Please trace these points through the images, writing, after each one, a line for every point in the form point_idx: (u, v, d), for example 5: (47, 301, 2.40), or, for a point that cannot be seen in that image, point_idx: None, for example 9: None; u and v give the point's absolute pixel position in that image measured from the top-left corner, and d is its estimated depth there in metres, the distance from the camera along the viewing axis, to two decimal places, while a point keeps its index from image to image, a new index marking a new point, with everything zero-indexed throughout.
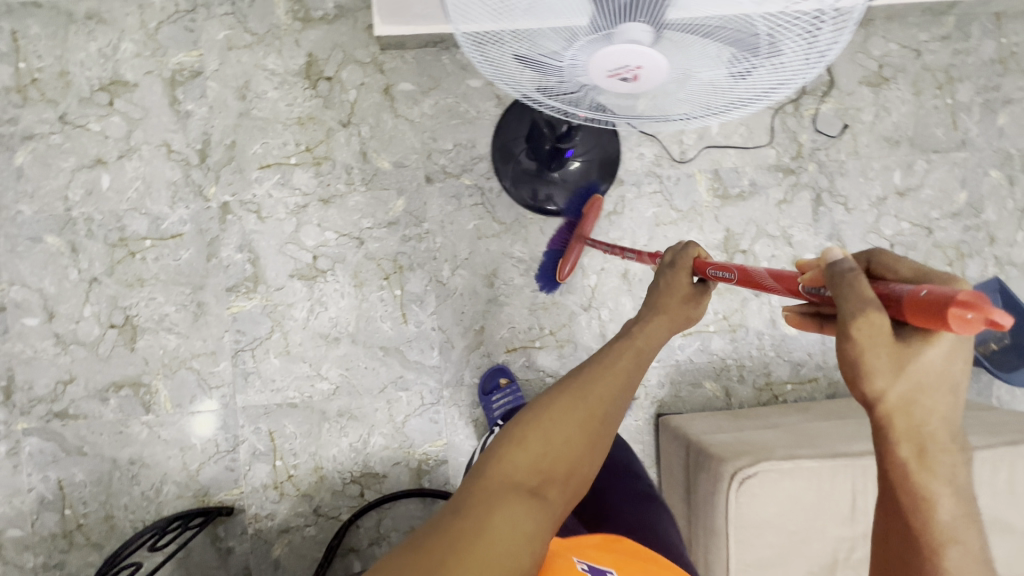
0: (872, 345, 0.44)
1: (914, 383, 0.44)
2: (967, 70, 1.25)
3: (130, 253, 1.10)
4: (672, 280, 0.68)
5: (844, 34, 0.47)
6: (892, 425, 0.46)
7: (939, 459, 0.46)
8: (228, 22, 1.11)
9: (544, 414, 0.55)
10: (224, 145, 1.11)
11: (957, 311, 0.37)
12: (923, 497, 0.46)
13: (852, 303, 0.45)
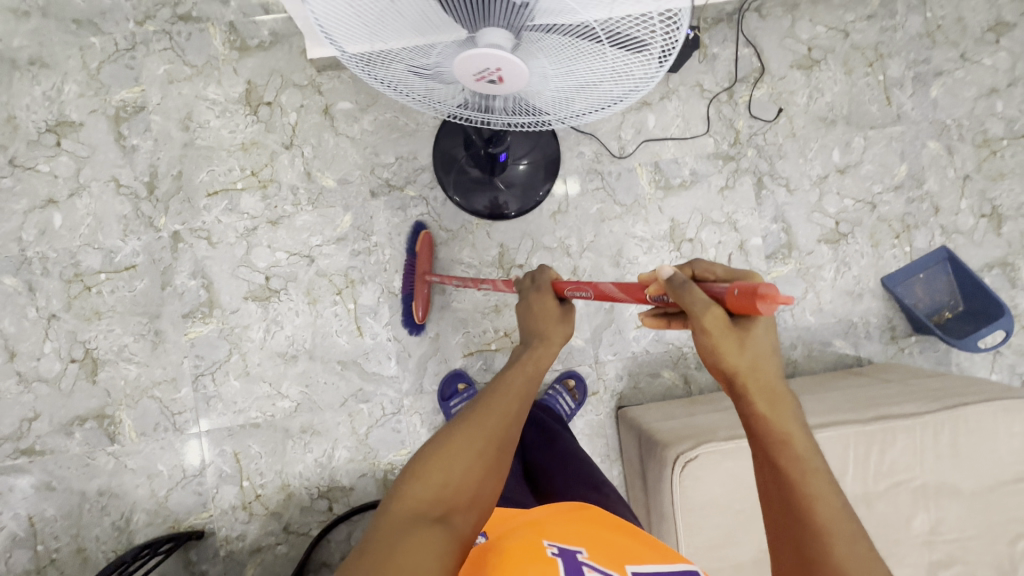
0: (715, 328, 0.51)
1: (753, 355, 0.52)
2: (896, 46, 1.28)
3: (86, 288, 1.13)
4: (539, 302, 0.71)
5: (680, 31, 0.49)
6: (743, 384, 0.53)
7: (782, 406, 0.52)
8: (167, 56, 1.14)
9: (445, 443, 0.56)
10: (171, 175, 1.14)
11: (762, 297, 0.47)
12: (783, 440, 0.51)
13: (693, 305, 0.52)
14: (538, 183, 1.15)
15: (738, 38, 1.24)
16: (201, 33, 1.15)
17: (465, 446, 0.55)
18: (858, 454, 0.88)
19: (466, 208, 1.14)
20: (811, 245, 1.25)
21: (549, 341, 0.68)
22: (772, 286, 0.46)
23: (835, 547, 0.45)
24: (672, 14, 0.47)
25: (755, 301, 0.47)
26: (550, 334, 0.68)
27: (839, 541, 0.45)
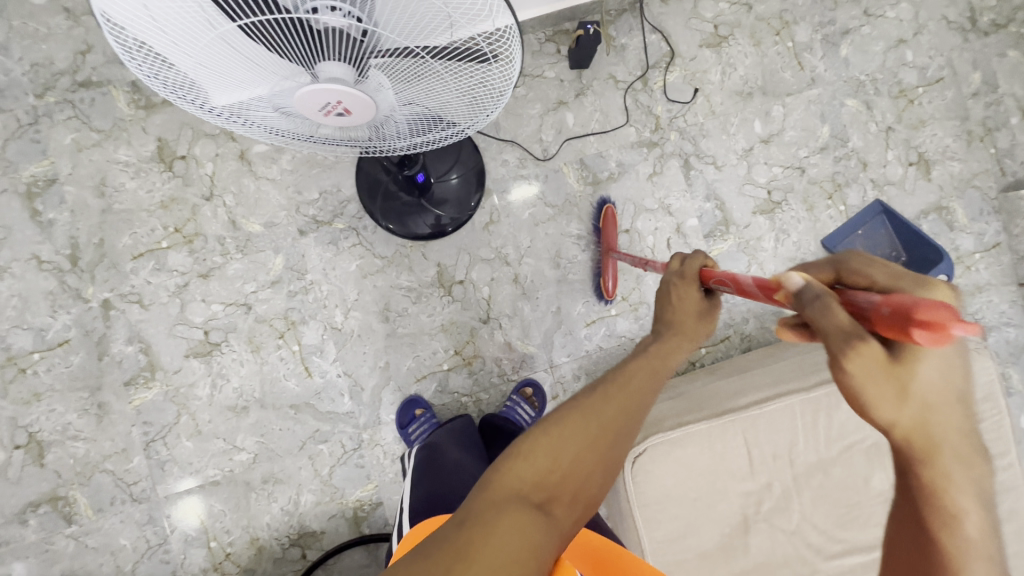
0: (865, 370, 0.38)
1: (921, 402, 0.39)
2: (800, 11, 1.29)
3: (21, 370, 1.10)
4: (682, 293, 0.61)
5: (516, 47, 0.53)
6: (910, 447, 0.39)
7: (964, 473, 0.39)
8: (74, 125, 1.13)
9: (575, 414, 0.48)
10: (93, 244, 1.12)
11: (933, 334, 0.34)
12: (952, 518, 0.38)
13: (828, 328, 0.39)
14: (469, 195, 1.15)
15: (644, 26, 1.24)
16: (104, 97, 1.13)
17: (587, 434, 0.46)
18: (806, 423, 0.87)
19: (401, 234, 1.13)
20: (747, 218, 1.25)
21: (683, 337, 0.57)
22: (943, 311, 0.33)
23: None
24: (505, 33, 0.51)
25: (915, 334, 0.35)
26: (684, 324, 0.59)
27: None
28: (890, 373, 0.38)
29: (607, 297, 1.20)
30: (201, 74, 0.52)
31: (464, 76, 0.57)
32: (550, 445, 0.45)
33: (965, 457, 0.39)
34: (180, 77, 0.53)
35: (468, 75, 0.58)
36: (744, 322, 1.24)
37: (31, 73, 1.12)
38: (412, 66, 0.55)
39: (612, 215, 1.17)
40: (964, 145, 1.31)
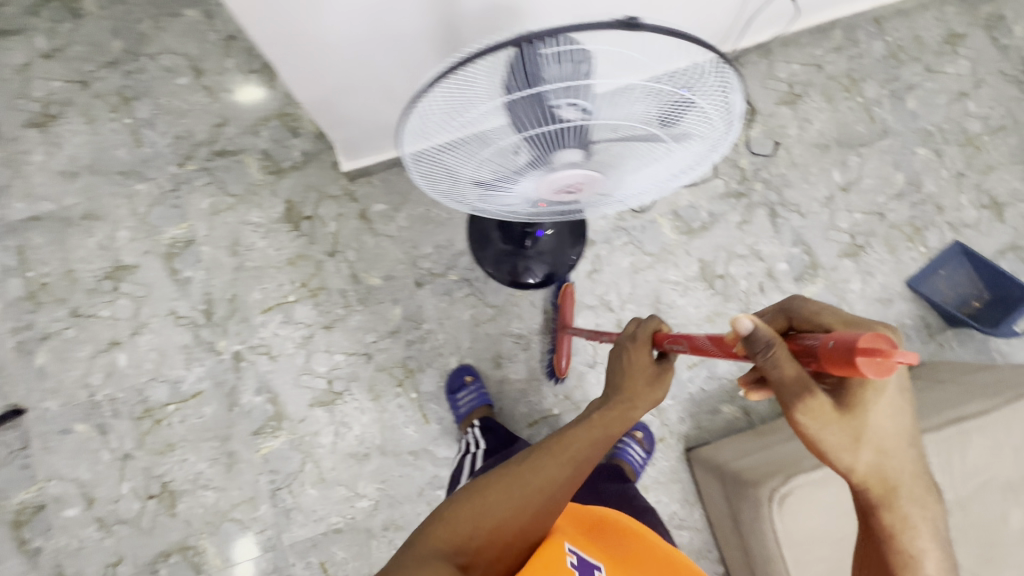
0: (821, 417, 0.47)
1: (871, 444, 0.50)
2: (867, 70, 1.39)
3: (156, 421, 1.15)
4: (633, 359, 0.67)
5: (736, 105, 0.57)
6: (869, 489, 0.52)
7: (905, 495, 0.53)
8: (210, 190, 1.22)
9: (501, 481, 0.57)
10: (226, 299, 1.19)
11: (867, 362, 0.38)
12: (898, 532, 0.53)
13: (782, 377, 0.45)
14: (564, 251, 1.16)
15: None
16: (238, 164, 1.23)
17: (509, 500, 0.56)
18: (941, 460, 0.89)
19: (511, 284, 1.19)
20: (834, 261, 1.31)
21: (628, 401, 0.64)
22: (879, 341, 0.38)
23: None
24: (729, 94, 0.55)
25: (856, 361, 0.38)
26: (633, 390, 0.65)
27: None
28: (842, 425, 0.48)
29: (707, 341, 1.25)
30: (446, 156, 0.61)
31: (679, 147, 0.62)
32: (474, 508, 0.55)
33: (915, 493, 0.53)
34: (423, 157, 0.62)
35: (684, 143, 0.62)
36: None
37: (174, 144, 1.23)
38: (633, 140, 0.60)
39: (569, 292, 1.17)
40: None
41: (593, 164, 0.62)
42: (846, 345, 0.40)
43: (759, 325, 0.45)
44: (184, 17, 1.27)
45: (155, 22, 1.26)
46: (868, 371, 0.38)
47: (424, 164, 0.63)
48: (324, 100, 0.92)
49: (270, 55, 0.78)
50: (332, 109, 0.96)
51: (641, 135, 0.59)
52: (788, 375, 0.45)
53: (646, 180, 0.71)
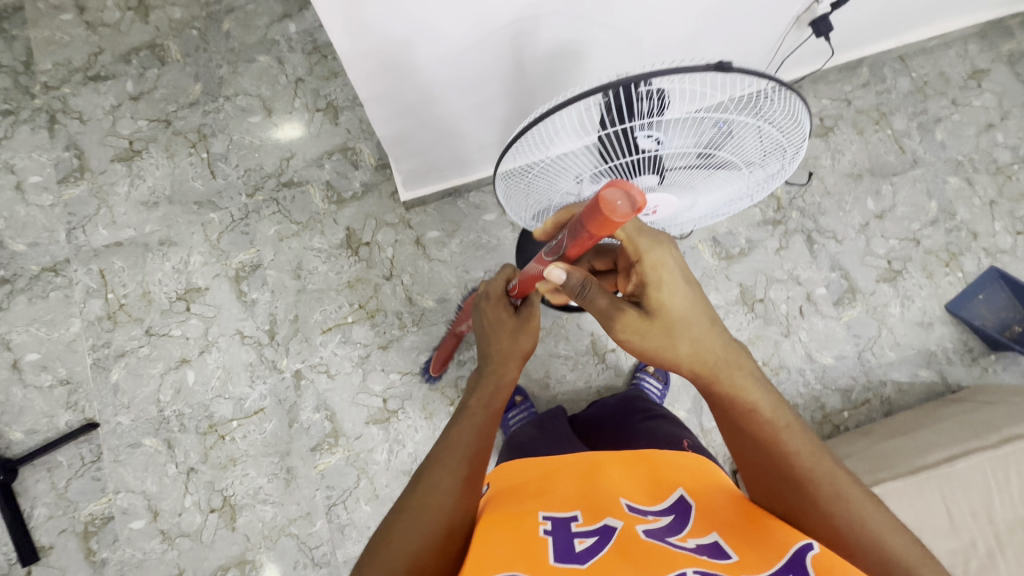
0: (633, 323, 0.65)
1: (679, 333, 0.64)
2: (894, 104, 1.46)
3: (220, 436, 1.20)
4: (495, 317, 0.81)
5: (803, 132, 0.64)
6: (697, 372, 0.64)
7: (734, 373, 0.63)
8: (277, 218, 1.31)
9: (419, 499, 0.59)
10: (289, 320, 1.26)
11: (609, 207, 0.50)
12: (749, 410, 0.61)
13: (602, 302, 0.66)
14: None
15: None
16: (303, 194, 1.32)
17: (433, 514, 0.58)
18: (999, 479, 0.90)
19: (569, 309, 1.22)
20: (872, 286, 1.34)
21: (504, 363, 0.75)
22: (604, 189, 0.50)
23: (819, 486, 0.57)
24: (799, 122, 0.62)
25: (604, 213, 0.50)
26: (501, 347, 0.77)
27: (821, 483, 0.57)
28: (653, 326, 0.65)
29: None
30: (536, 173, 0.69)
31: (747, 170, 0.69)
32: (404, 534, 0.57)
33: (730, 361, 0.64)
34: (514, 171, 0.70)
35: (750, 166, 0.68)
36: (882, 385, 1.30)
37: (245, 176, 1.33)
38: (706, 166, 0.66)
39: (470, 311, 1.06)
40: None
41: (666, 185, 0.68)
42: (594, 222, 0.53)
43: (568, 273, 0.65)
44: (258, 62, 1.39)
45: (232, 67, 1.39)
46: (615, 216, 0.50)
47: (513, 176, 0.71)
48: (409, 139, 1.04)
49: (359, 84, 0.83)
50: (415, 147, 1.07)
51: (713, 162, 0.65)
52: (603, 304, 0.66)
53: (716, 199, 0.76)
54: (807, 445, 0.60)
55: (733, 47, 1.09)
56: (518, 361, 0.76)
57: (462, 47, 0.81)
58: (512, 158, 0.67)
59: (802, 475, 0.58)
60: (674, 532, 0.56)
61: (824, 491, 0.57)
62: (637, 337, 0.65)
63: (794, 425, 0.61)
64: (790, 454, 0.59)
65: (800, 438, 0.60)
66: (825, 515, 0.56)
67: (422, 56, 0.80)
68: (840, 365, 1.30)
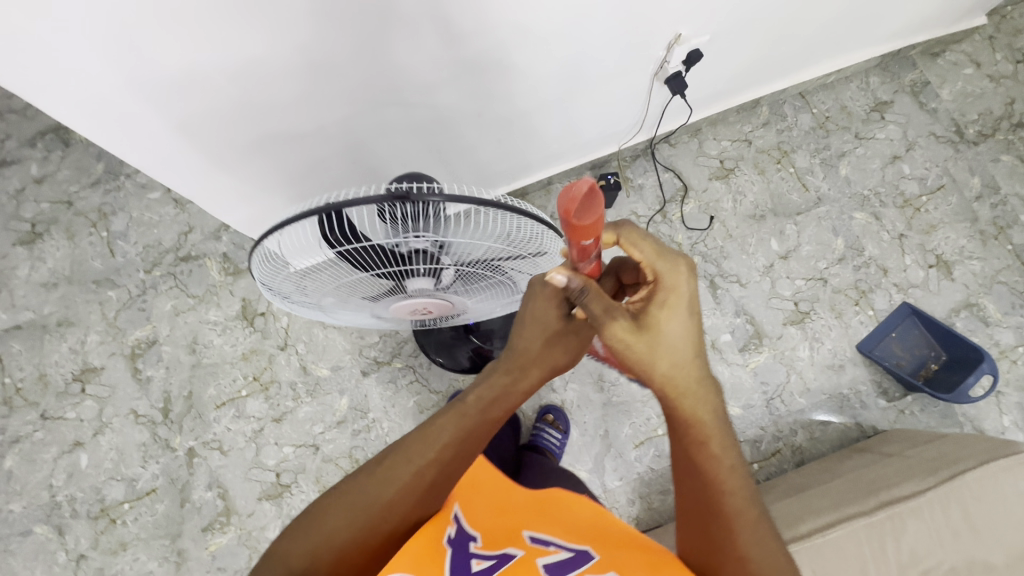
0: (621, 333, 0.55)
1: (668, 355, 0.54)
2: (796, 141, 1.44)
3: (111, 520, 1.19)
4: (538, 310, 0.63)
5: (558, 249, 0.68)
6: (666, 391, 0.55)
7: (699, 400, 0.55)
8: (173, 292, 1.31)
9: (371, 479, 0.59)
10: (183, 396, 1.25)
11: (575, 198, 0.46)
12: (700, 441, 0.54)
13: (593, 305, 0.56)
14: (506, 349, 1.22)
15: (657, 166, 1.41)
16: (199, 267, 1.33)
17: (373, 500, 0.58)
18: (874, 547, 0.86)
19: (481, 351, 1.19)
20: (779, 329, 1.31)
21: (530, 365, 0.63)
22: (572, 185, 0.46)
23: (735, 532, 0.54)
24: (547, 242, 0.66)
25: (572, 207, 0.47)
26: (527, 353, 0.64)
27: (739, 529, 0.54)
28: (639, 341, 0.54)
29: (652, 418, 1.24)
30: (304, 279, 0.68)
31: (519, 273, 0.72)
32: (342, 508, 0.58)
33: (698, 390, 0.55)
34: (278, 280, 0.68)
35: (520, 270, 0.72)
36: (793, 433, 1.26)
37: (144, 252, 1.34)
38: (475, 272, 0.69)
39: None
40: (979, 244, 1.37)
41: (444, 291, 0.71)
42: (568, 223, 0.48)
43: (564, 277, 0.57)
44: None
45: None
46: (579, 212, 0.47)
47: (282, 283, 0.68)
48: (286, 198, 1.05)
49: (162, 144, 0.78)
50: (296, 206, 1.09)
51: (480, 268, 0.68)
52: (596, 309, 0.55)
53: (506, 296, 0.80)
54: (749, 499, 0.55)
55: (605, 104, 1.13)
56: (543, 376, 0.64)
57: (285, 104, 0.80)
58: (269, 261, 0.63)
59: (736, 522, 0.54)
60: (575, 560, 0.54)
61: (752, 550, 0.53)
62: (617, 345, 0.55)
63: (736, 466, 0.55)
64: (728, 491, 0.54)
65: (737, 479, 0.55)
66: (744, 563, 0.53)
67: (236, 110, 0.77)
68: (748, 415, 1.26)
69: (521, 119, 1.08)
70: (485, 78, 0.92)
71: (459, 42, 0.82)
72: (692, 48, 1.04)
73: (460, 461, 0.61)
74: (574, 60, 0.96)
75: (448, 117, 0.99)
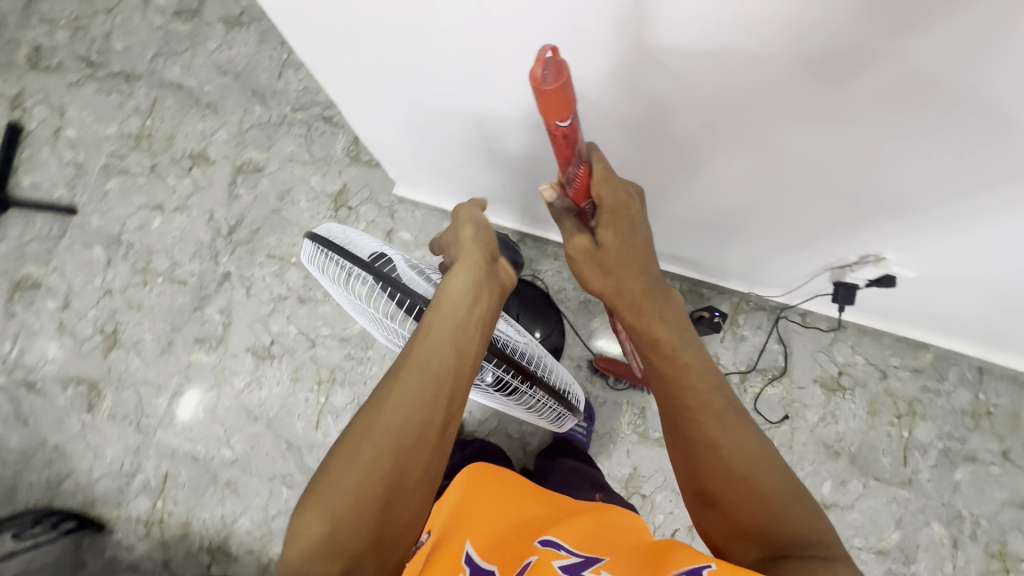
0: (581, 258, 0.67)
1: (614, 276, 0.66)
2: (934, 410, 1.21)
3: (143, 282, 1.34)
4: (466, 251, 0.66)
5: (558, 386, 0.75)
6: (615, 305, 0.68)
7: (652, 304, 0.66)
8: (299, 141, 1.38)
9: (351, 447, 0.52)
10: (251, 228, 1.34)
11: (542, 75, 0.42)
12: (666, 353, 0.63)
13: (567, 232, 0.67)
14: None
15: (771, 332, 1.25)
16: (330, 135, 1.38)
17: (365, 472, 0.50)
18: None
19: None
20: None
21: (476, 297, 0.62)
22: (539, 59, 0.42)
23: (718, 444, 0.57)
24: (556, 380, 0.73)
25: (545, 93, 0.43)
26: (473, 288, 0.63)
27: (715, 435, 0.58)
28: (592, 258, 0.66)
29: None
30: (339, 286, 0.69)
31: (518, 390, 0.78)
32: (331, 489, 0.50)
33: (651, 298, 0.66)
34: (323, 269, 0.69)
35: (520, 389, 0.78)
36: None
37: (300, 92, 1.40)
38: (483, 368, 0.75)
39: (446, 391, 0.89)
40: None
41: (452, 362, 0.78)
42: (541, 103, 0.44)
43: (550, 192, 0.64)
44: None
45: None
46: (545, 95, 0.43)
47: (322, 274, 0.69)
48: (419, 148, 0.98)
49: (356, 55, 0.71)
50: (419, 157, 1.03)
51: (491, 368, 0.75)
52: (565, 233, 0.67)
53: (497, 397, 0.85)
54: (710, 389, 0.60)
55: (776, 251, 0.96)
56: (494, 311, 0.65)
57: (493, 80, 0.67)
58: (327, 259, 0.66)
59: (699, 413, 0.59)
60: (594, 561, 0.53)
61: (715, 432, 0.58)
62: (575, 262, 0.68)
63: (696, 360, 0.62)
64: (703, 404, 0.60)
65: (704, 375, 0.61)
66: (711, 445, 0.57)
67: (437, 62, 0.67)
68: None
69: (733, 218, 0.89)
70: (721, 146, 0.69)
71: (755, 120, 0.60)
72: (890, 274, 0.88)
73: (435, 411, 0.55)
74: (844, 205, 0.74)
75: (646, 159, 0.77)
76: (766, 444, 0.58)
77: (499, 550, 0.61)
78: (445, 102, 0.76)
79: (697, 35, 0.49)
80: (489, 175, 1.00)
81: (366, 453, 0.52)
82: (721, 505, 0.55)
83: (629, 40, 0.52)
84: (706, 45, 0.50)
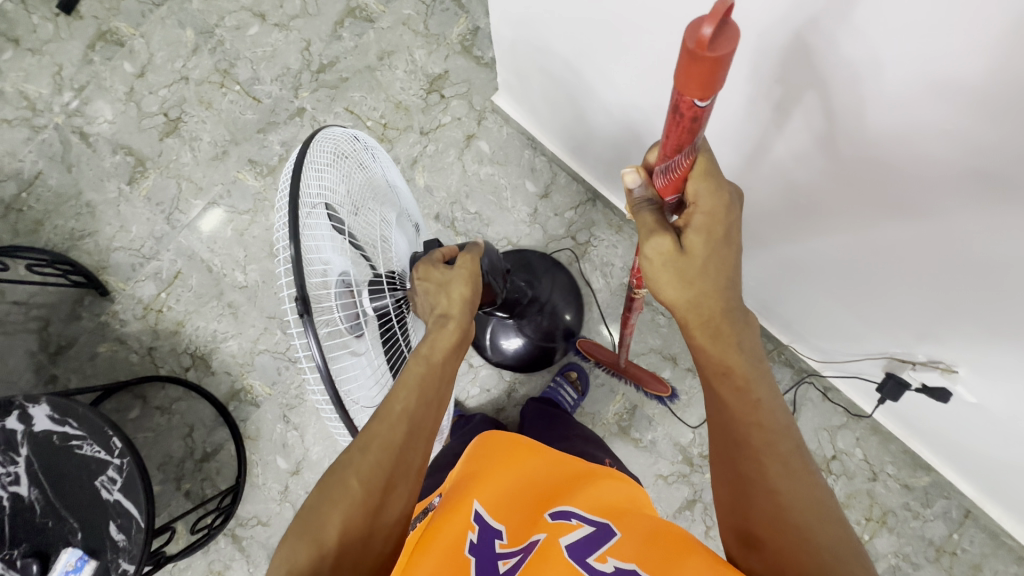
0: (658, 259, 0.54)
1: (697, 291, 0.54)
2: (903, 528, 1.19)
3: (220, 83, 1.31)
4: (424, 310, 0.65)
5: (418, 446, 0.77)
6: (687, 322, 0.56)
7: (726, 335, 0.56)
8: (419, 8, 1.30)
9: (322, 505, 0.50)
10: (340, 75, 1.30)
11: (705, 31, 0.35)
12: (736, 384, 0.55)
13: (643, 226, 0.54)
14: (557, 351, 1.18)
15: (787, 391, 1.23)
16: (452, 15, 1.30)
17: (335, 523, 0.49)
18: None
19: (507, 360, 1.18)
20: None
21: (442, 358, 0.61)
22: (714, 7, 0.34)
23: (777, 486, 0.51)
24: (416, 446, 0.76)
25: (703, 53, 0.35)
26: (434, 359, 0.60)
27: (773, 465, 0.52)
28: (679, 259, 0.53)
29: None
30: None
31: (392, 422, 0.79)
32: (303, 543, 0.48)
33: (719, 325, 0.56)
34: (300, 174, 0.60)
35: None
36: None
37: None
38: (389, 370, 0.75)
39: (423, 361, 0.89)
40: None
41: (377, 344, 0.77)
42: (690, 61, 0.36)
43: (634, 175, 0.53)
44: None
45: None
46: (709, 51, 0.35)
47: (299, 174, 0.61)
48: (542, 63, 0.92)
49: None
50: (535, 72, 0.97)
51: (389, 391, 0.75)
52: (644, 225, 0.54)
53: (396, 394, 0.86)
54: (781, 431, 0.53)
55: (835, 314, 0.92)
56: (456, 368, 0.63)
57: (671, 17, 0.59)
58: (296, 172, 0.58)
59: (761, 455, 0.52)
60: (601, 547, 0.55)
61: (779, 475, 0.51)
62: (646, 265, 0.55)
63: (768, 399, 0.55)
64: (765, 438, 0.53)
65: (771, 413, 0.54)
66: (770, 489, 0.51)
67: None
68: None
69: (810, 261, 0.85)
70: (846, 175, 0.63)
71: (901, 150, 0.55)
72: (947, 390, 0.83)
73: (404, 459, 0.54)
74: (938, 282, 0.68)
75: (766, 156, 0.71)
76: (825, 491, 0.52)
77: (505, 510, 0.64)
78: (597, 27, 0.70)
79: (908, 46, 0.45)
80: (597, 117, 0.94)
81: (342, 499, 0.51)
82: (763, 545, 0.50)
83: (825, 24, 0.48)
84: (912, 61, 0.46)
